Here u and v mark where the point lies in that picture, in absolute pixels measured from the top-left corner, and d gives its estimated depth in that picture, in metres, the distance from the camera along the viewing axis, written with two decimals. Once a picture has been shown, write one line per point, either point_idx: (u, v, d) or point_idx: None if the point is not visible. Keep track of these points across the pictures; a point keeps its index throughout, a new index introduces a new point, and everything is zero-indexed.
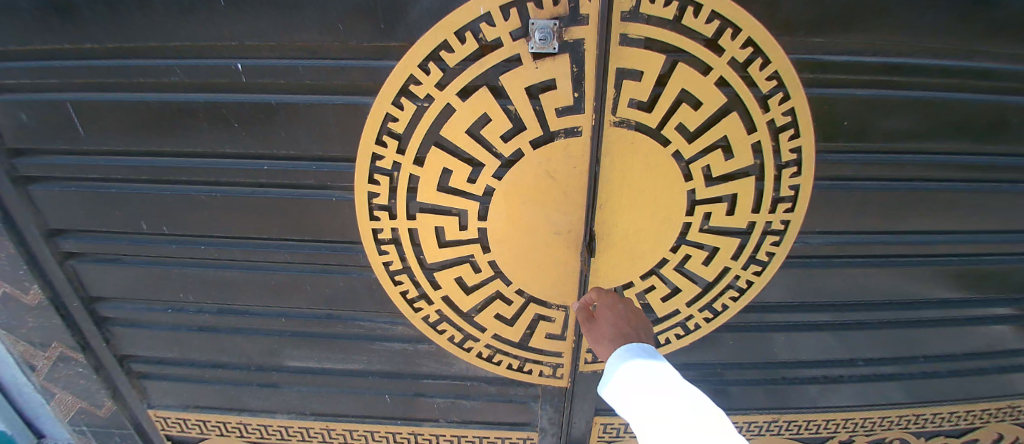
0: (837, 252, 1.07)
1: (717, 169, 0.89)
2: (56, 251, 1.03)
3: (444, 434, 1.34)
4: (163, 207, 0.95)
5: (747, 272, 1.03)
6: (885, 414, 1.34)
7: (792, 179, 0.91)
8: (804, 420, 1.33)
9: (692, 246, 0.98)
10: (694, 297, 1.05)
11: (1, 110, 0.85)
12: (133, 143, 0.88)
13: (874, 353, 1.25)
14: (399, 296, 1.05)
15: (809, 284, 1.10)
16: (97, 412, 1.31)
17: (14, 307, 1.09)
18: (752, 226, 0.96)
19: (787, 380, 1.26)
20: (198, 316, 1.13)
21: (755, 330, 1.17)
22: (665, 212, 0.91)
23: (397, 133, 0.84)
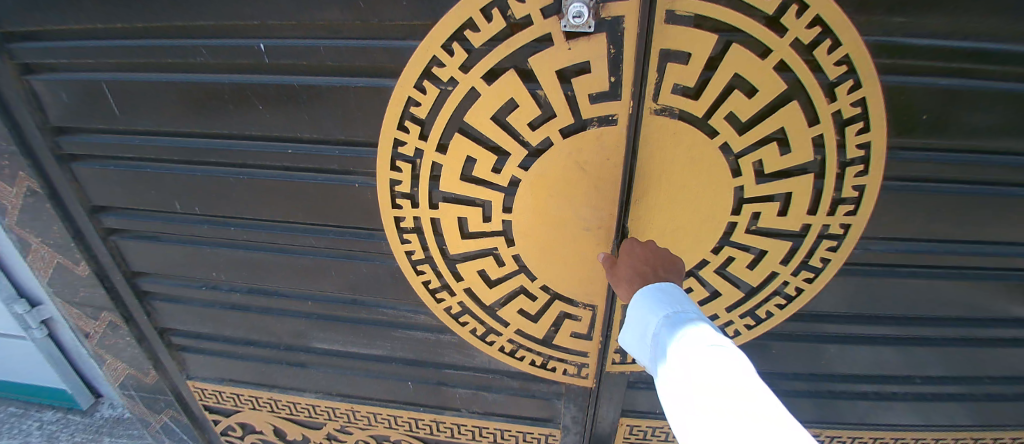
0: (905, 261, 0.94)
1: (770, 166, 0.79)
2: (99, 227, 1.08)
3: (465, 424, 1.33)
4: (194, 188, 0.97)
5: (797, 279, 0.92)
6: (947, 437, 1.20)
7: (857, 178, 0.80)
8: (851, 439, 1.21)
9: (735, 249, 0.89)
10: (734, 302, 0.96)
11: (45, 90, 0.89)
12: (164, 123, 0.89)
13: (938, 373, 1.11)
14: (422, 286, 1.03)
15: (869, 295, 0.98)
16: (144, 378, 1.41)
17: (68, 277, 1.18)
18: (807, 229, 0.86)
19: (837, 397, 1.15)
20: (229, 294, 1.16)
21: (804, 342, 1.06)
22: (707, 210, 0.83)
23: (420, 118, 0.80)
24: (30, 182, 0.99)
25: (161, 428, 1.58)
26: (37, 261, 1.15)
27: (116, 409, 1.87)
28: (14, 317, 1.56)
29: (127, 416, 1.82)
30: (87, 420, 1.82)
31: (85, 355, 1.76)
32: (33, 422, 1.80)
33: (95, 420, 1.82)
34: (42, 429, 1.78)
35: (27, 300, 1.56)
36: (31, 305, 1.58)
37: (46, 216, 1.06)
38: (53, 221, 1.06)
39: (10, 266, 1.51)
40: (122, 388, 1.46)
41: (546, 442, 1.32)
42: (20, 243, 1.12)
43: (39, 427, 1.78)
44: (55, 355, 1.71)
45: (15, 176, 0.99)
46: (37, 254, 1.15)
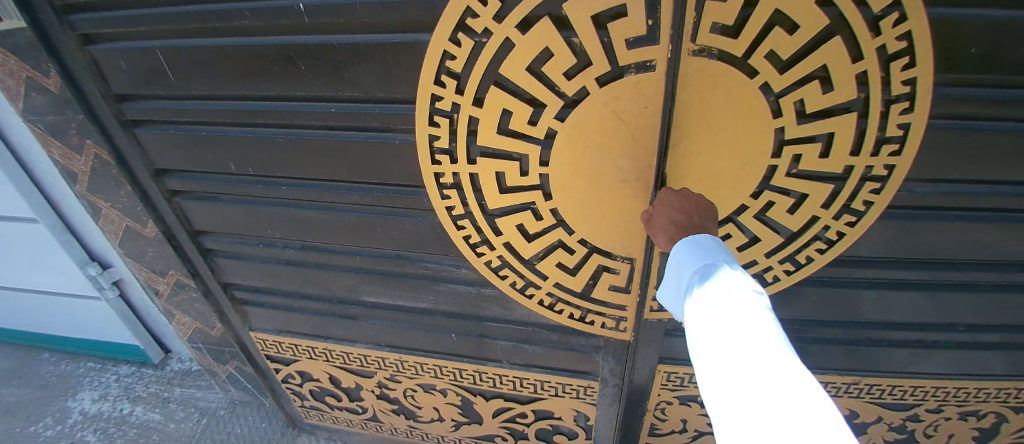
0: (954, 204, 0.87)
1: (811, 105, 0.74)
2: (164, 189, 1.18)
3: (507, 375, 1.40)
4: (248, 150, 1.03)
5: (838, 224, 0.88)
6: (983, 385, 1.16)
7: (902, 116, 0.74)
8: (887, 386, 1.19)
9: (775, 193, 0.85)
10: (774, 248, 0.94)
11: (107, 60, 0.96)
12: (219, 88, 0.94)
13: (980, 320, 1.06)
14: (462, 240, 1.06)
15: (912, 241, 0.92)
16: (210, 331, 1.58)
17: (140, 239, 1.31)
18: (849, 171, 0.81)
19: (872, 345, 1.12)
20: (285, 251, 1.25)
21: (841, 289, 1.02)
22: (748, 156, 0.80)
23: (455, 72, 0.81)
24: (95, 149, 1.11)
25: (228, 377, 1.78)
26: (108, 224, 1.29)
27: (183, 363, 2.09)
28: (89, 279, 1.75)
29: (194, 369, 2.05)
30: (159, 373, 2.05)
31: (153, 313, 1.97)
32: (111, 375, 2.05)
33: (166, 372, 2.06)
34: (119, 381, 2.03)
35: (98, 263, 1.74)
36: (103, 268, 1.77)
37: (118, 181, 1.17)
38: (120, 186, 1.18)
39: (79, 233, 1.68)
40: (191, 341, 1.65)
41: (584, 394, 1.37)
42: (92, 208, 1.26)
43: (116, 380, 2.03)
44: (127, 313, 1.92)
45: (84, 146, 1.11)
46: (108, 218, 1.28)
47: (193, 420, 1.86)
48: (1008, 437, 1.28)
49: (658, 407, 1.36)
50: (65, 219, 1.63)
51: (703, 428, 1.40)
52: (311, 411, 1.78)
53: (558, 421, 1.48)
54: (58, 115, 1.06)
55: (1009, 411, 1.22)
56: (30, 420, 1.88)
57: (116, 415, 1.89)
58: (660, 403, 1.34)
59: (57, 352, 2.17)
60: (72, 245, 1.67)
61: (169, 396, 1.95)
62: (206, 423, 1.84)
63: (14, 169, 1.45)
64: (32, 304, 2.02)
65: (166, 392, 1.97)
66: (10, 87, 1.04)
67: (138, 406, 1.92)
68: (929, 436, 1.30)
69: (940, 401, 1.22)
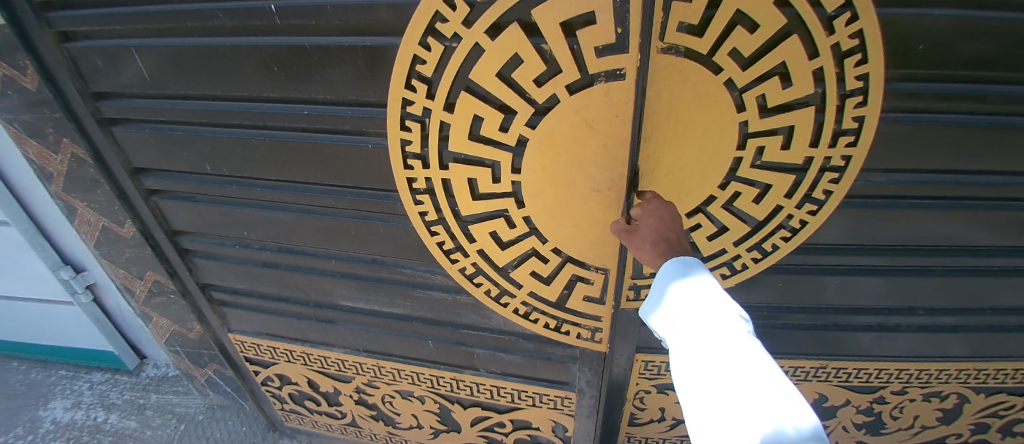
0: (910, 192, 0.88)
1: (772, 100, 0.75)
2: (142, 188, 1.17)
3: (484, 383, 1.38)
4: (221, 149, 1.03)
5: (800, 213, 0.88)
6: (944, 366, 1.18)
7: (857, 109, 0.75)
8: (854, 369, 1.19)
9: (741, 184, 0.85)
10: (742, 237, 0.93)
11: (81, 56, 0.95)
12: (192, 87, 0.94)
13: (939, 304, 1.08)
14: (436, 247, 1.05)
15: (873, 228, 0.93)
16: (189, 334, 1.58)
17: (117, 239, 1.32)
18: (809, 163, 0.82)
19: (841, 330, 1.12)
20: (261, 252, 1.25)
21: (809, 273, 1.01)
22: (713, 152, 0.80)
23: (426, 76, 0.80)
24: (72, 147, 1.11)
25: (207, 380, 1.78)
26: (84, 225, 1.32)
27: (161, 369, 2.08)
28: (63, 282, 1.74)
29: (171, 374, 2.05)
30: (135, 379, 2.04)
31: (128, 318, 1.95)
32: (85, 383, 2.03)
33: (143, 379, 2.04)
34: (94, 389, 2.01)
35: (72, 266, 1.74)
36: (77, 272, 1.76)
37: (97, 179, 1.17)
38: (96, 186, 1.19)
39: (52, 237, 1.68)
40: (169, 345, 1.66)
41: (562, 405, 1.35)
42: (69, 207, 1.28)
43: (90, 387, 2.01)
44: (102, 317, 1.90)
45: (61, 143, 1.12)
46: (84, 219, 1.29)
47: (171, 425, 1.85)
48: (971, 417, 1.30)
49: (636, 396, 1.30)
50: (38, 223, 1.63)
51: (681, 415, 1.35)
52: (292, 415, 1.76)
53: (537, 431, 1.46)
54: (33, 115, 1.07)
55: (969, 392, 1.24)
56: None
57: (89, 423, 1.87)
58: (639, 391, 1.29)
59: (30, 361, 2.14)
60: (45, 248, 1.67)
61: (145, 403, 1.94)
62: (184, 428, 1.83)
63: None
64: (2, 311, 1.99)
65: (142, 398, 1.96)
66: None
67: (112, 414, 1.90)
68: (894, 418, 1.31)
69: (904, 383, 1.22)
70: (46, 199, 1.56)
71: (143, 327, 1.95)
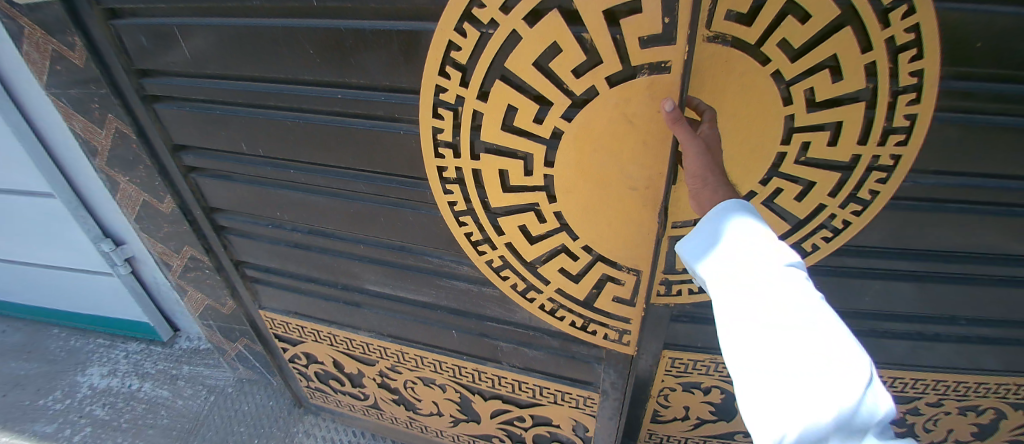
0: (958, 196, 0.81)
1: (821, 94, 0.68)
2: (182, 166, 1.21)
3: (506, 376, 1.37)
4: (256, 129, 1.05)
5: (844, 212, 0.81)
6: (984, 380, 1.10)
7: (909, 107, 0.68)
8: (888, 378, 1.12)
9: (784, 181, 0.78)
10: (781, 236, 0.85)
11: (128, 36, 0.98)
12: (231, 68, 0.95)
13: (984, 315, 1.00)
14: (464, 238, 1.04)
15: (919, 231, 0.86)
16: (221, 308, 1.67)
17: (156, 214, 1.40)
18: (856, 161, 0.74)
19: (881, 337, 1.04)
20: (293, 233, 1.27)
21: (848, 276, 0.94)
22: (756, 148, 0.74)
23: (460, 64, 0.77)
24: (117, 123, 1.17)
25: (237, 354, 1.89)
26: (126, 199, 1.41)
27: (192, 342, 2.21)
28: (104, 254, 1.86)
29: (203, 348, 2.17)
30: (167, 350, 2.17)
31: (161, 290, 2.07)
32: (120, 352, 2.17)
33: (175, 350, 2.18)
34: (129, 357, 2.14)
35: (112, 239, 1.86)
36: (117, 245, 1.88)
37: (137, 150, 1.23)
38: (138, 161, 1.26)
39: (94, 210, 1.79)
40: (203, 318, 1.77)
41: (583, 404, 1.32)
42: (112, 181, 1.37)
43: (126, 356, 2.15)
44: (138, 289, 2.03)
45: (106, 119, 1.18)
46: (126, 192, 1.39)
47: (201, 397, 1.96)
48: (1008, 433, 1.23)
49: (660, 393, 1.26)
50: (84, 200, 1.76)
51: (706, 416, 1.31)
52: (316, 393, 1.81)
53: (557, 428, 1.44)
54: (80, 90, 1.14)
55: (1009, 407, 1.17)
56: (39, 393, 1.99)
57: (124, 390, 1.99)
58: (663, 389, 1.25)
59: (74, 330, 2.29)
60: (88, 221, 1.78)
61: (177, 373, 2.06)
62: (213, 400, 1.95)
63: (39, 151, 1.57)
64: (49, 281, 2.14)
65: (174, 369, 2.08)
66: (37, 59, 1.13)
67: (146, 383, 2.02)
68: (928, 430, 1.23)
69: (941, 395, 1.15)
70: (90, 178, 1.67)
71: (177, 299, 2.08)
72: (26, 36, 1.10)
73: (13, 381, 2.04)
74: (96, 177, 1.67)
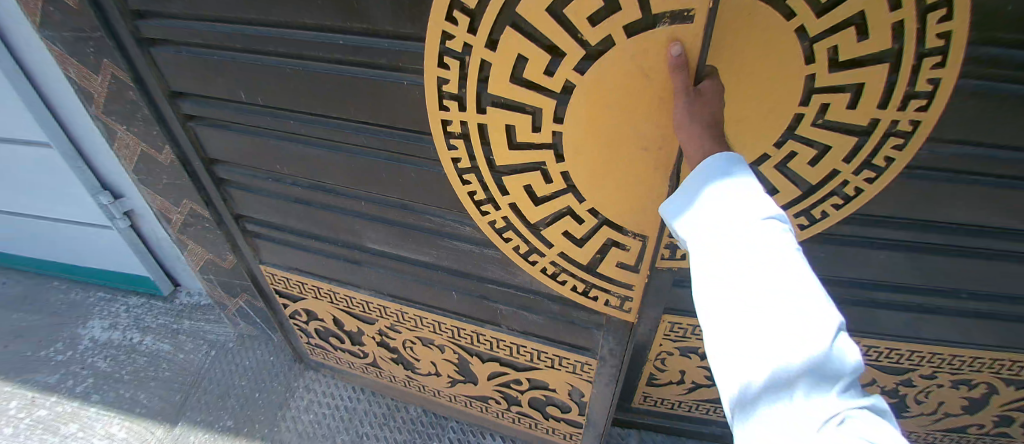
0: (972, 168, 0.80)
1: (844, 54, 0.64)
2: (180, 113, 1.18)
3: (505, 340, 1.38)
4: (254, 76, 1.01)
5: (856, 179, 0.79)
6: (979, 356, 1.17)
7: (933, 72, 0.64)
8: (884, 349, 1.19)
9: (799, 144, 0.75)
10: (790, 202, 0.83)
11: None
12: (229, 9, 0.90)
13: (982, 288, 1.02)
14: (467, 197, 1.01)
15: (929, 202, 0.85)
16: (221, 263, 1.70)
17: (157, 164, 1.39)
18: (874, 127, 0.71)
19: (876, 307, 1.09)
20: (293, 188, 1.26)
21: (851, 244, 0.95)
22: (772, 108, 0.70)
23: (469, 8, 0.72)
24: (113, 68, 1.14)
25: (238, 310, 1.94)
26: (124, 148, 1.39)
27: (192, 297, 2.25)
28: (103, 207, 1.85)
29: (203, 304, 2.20)
30: (168, 306, 2.20)
31: (162, 244, 2.07)
32: (121, 306, 2.19)
33: (176, 305, 2.20)
34: (129, 311, 2.17)
35: (110, 192, 1.84)
36: (115, 198, 1.87)
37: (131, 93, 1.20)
38: (136, 110, 1.24)
39: (91, 161, 1.77)
40: (204, 273, 1.78)
41: (580, 370, 1.33)
42: (110, 130, 1.35)
43: (126, 310, 2.18)
44: (138, 242, 2.03)
45: (102, 64, 1.15)
46: (124, 141, 1.37)
47: (203, 351, 2.01)
48: (997, 408, 1.31)
49: (659, 356, 1.33)
50: (80, 151, 1.73)
51: (700, 381, 1.38)
52: (317, 350, 1.85)
53: (551, 392, 1.46)
54: (71, 30, 1.10)
55: (999, 382, 1.24)
56: (42, 345, 2.03)
57: (126, 343, 2.03)
58: (662, 352, 1.31)
59: (74, 283, 2.31)
60: (85, 173, 1.76)
61: (178, 328, 2.09)
62: (214, 356, 1.99)
63: (32, 100, 1.54)
64: (48, 233, 2.14)
65: (175, 324, 2.12)
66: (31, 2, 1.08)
67: (147, 336, 2.06)
68: (919, 402, 1.33)
69: (935, 367, 1.22)
70: (87, 129, 1.65)
71: (178, 254, 2.09)
72: None
73: (14, 333, 2.08)
74: (92, 129, 1.64)
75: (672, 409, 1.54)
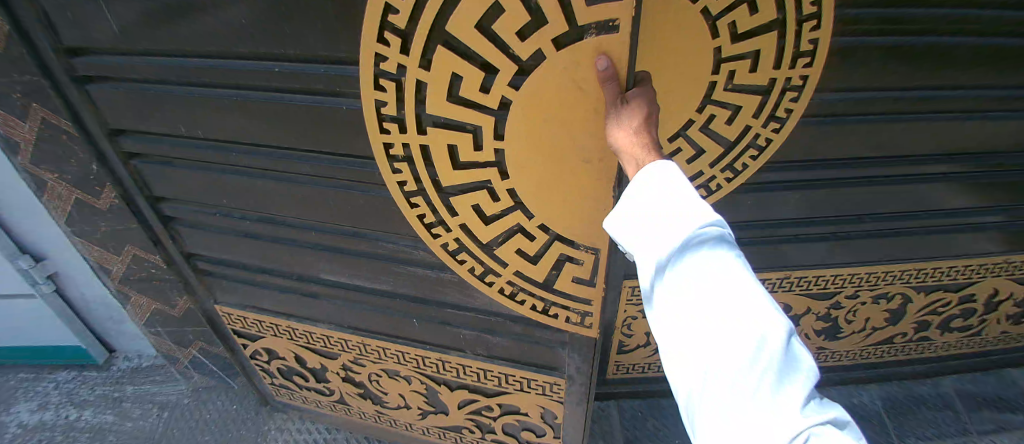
0: (858, 110, 0.94)
1: (742, 26, 0.67)
2: (120, 151, 1.12)
3: (471, 365, 1.34)
4: (191, 111, 0.98)
5: (765, 131, 0.85)
6: (890, 269, 1.38)
7: (812, 34, 0.71)
8: (812, 277, 1.37)
9: (716, 107, 0.77)
10: (716, 159, 0.87)
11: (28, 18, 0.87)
12: (158, 40, 0.86)
13: (886, 212, 1.19)
14: (417, 220, 1.00)
15: (831, 144, 0.98)
16: (170, 310, 1.66)
17: (91, 210, 1.35)
18: (772, 85, 0.77)
19: (799, 242, 1.24)
20: (241, 222, 1.21)
21: (778, 192, 1.08)
22: (684, 85, 0.72)
23: (400, 28, 0.71)
24: (45, 112, 1.11)
25: (190, 361, 1.86)
26: (54, 199, 1.34)
27: (132, 360, 2.08)
28: (24, 272, 1.64)
29: (145, 365, 2.05)
30: (104, 374, 2.03)
31: (94, 308, 1.88)
32: (48, 384, 2.02)
33: (113, 372, 2.04)
34: (60, 387, 2.00)
35: (31, 255, 1.63)
36: (37, 260, 1.65)
37: (70, 142, 1.19)
38: (70, 154, 1.21)
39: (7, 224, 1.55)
40: (148, 326, 1.74)
41: (550, 390, 1.30)
42: (37, 180, 1.29)
43: (56, 387, 2.00)
44: (66, 307, 1.83)
45: (29, 111, 1.11)
46: (54, 191, 1.32)
47: (153, 415, 1.87)
48: (914, 315, 1.57)
49: (625, 323, 1.46)
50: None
51: None
52: (282, 390, 1.76)
53: (525, 416, 1.42)
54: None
55: (911, 291, 1.47)
56: None
57: (61, 422, 1.88)
58: (626, 318, 1.44)
59: None
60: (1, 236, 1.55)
61: (121, 395, 1.95)
62: (166, 418, 1.86)
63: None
64: None
65: (116, 391, 1.96)
66: None
67: (86, 410, 1.92)
68: (849, 321, 1.55)
69: (857, 287, 1.42)
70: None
71: (117, 314, 1.90)
72: None
73: None
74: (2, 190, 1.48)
75: (644, 373, 1.70)
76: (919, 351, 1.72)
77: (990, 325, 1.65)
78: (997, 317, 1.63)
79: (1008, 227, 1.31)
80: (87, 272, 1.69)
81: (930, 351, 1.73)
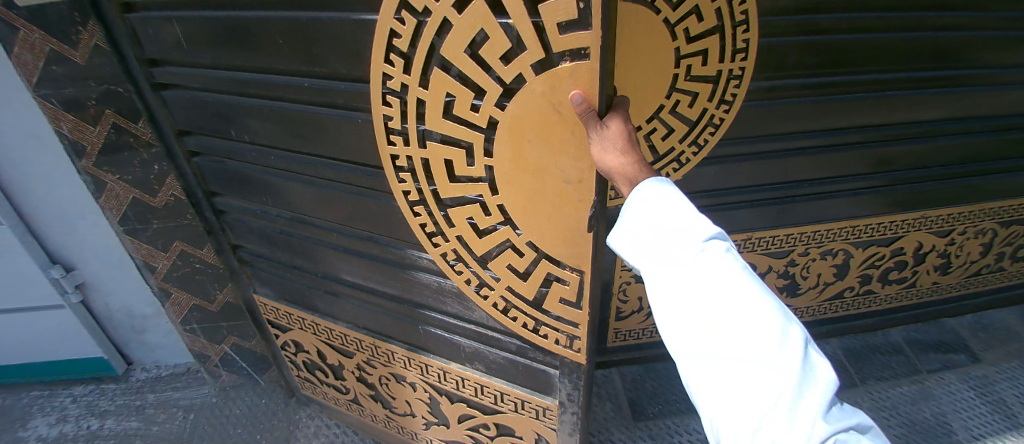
0: (775, 94, 1.31)
1: (694, 31, 0.99)
2: (184, 149, 1.31)
3: (469, 378, 1.36)
4: (240, 118, 1.14)
5: (718, 111, 1.19)
6: (829, 226, 1.65)
7: (744, 34, 1.06)
8: (770, 237, 1.64)
9: (680, 93, 1.10)
10: (684, 135, 1.20)
11: (124, 33, 1.09)
12: (219, 57, 1.04)
13: (816, 176, 1.52)
14: (420, 228, 1.07)
15: (759, 121, 1.35)
16: (210, 306, 1.87)
17: (145, 208, 1.59)
18: (719, 75, 1.11)
19: (754, 203, 1.55)
20: (277, 219, 1.36)
21: (729, 164, 1.43)
22: (658, 76, 1.02)
23: (403, 51, 0.80)
24: (115, 117, 1.38)
25: (221, 359, 2.05)
26: (112, 199, 1.57)
27: (149, 371, 2.21)
28: (53, 282, 1.83)
29: (165, 375, 2.19)
30: (124, 385, 2.16)
31: (115, 320, 2.05)
32: (65, 398, 2.13)
33: (133, 383, 2.17)
34: (77, 401, 2.12)
35: (62, 265, 1.83)
36: (67, 271, 1.85)
37: (143, 149, 1.45)
38: (136, 158, 1.47)
39: (43, 238, 1.76)
40: (185, 323, 1.93)
41: (543, 416, 1.28)
42: (100, 183, 1.53)
43: (72, 401, 2.12)
44: (88, 317, 1.99)
45: (103, 114, 1.37)
46: (112, 192, 1.55)
47: (179, 417, 2.00)
48: (857, 269, 1.82)
49: (621, 288, 1.67)
50: (34, 232, 1.74)
51: None
52: (307, 384, 1.88)
53: (520, 440, 1.40)
54: (77, 89, 1.32)
55: (850, 247, 1.74)
56: None
57: (83, 432, 1.99)
58: (622, 283, 1.66)
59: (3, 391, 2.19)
60: (36, 248, 1.75)
61: (143, 403, 2.08)
62: (193, 418, 1.98)
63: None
64: None
65: (138, 400, 2.10)
66: (26, 61, 1.28)
67: (108, 419, 2.03)
68: (805, 277, 1.79)
69: (806, 244, 1.69)
70: (34, 213, 1.68)
71: (136, 323, 2.06)
72: (14, 38, 1.24)
73: None
74: (39, 212, 1.68)
75: (640, 339, 1.86)
76: (866, 304, 1.96)
77: (921, 277, 1.92)
78: (924, 269, 1.90)
79: (917, 186, 1.62)
80: (117, 276, 1.88)
81: (875, 304, 1.98)
